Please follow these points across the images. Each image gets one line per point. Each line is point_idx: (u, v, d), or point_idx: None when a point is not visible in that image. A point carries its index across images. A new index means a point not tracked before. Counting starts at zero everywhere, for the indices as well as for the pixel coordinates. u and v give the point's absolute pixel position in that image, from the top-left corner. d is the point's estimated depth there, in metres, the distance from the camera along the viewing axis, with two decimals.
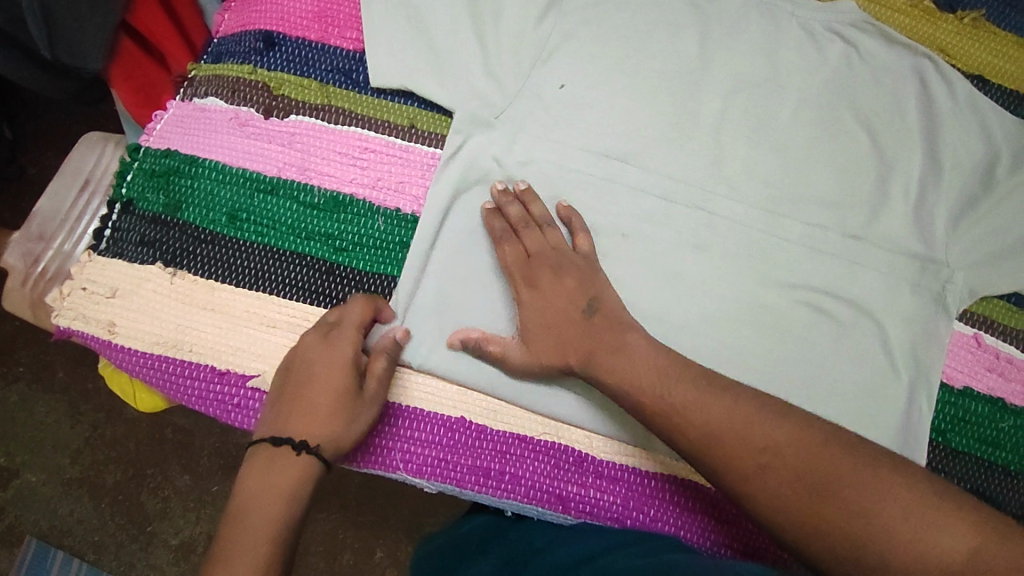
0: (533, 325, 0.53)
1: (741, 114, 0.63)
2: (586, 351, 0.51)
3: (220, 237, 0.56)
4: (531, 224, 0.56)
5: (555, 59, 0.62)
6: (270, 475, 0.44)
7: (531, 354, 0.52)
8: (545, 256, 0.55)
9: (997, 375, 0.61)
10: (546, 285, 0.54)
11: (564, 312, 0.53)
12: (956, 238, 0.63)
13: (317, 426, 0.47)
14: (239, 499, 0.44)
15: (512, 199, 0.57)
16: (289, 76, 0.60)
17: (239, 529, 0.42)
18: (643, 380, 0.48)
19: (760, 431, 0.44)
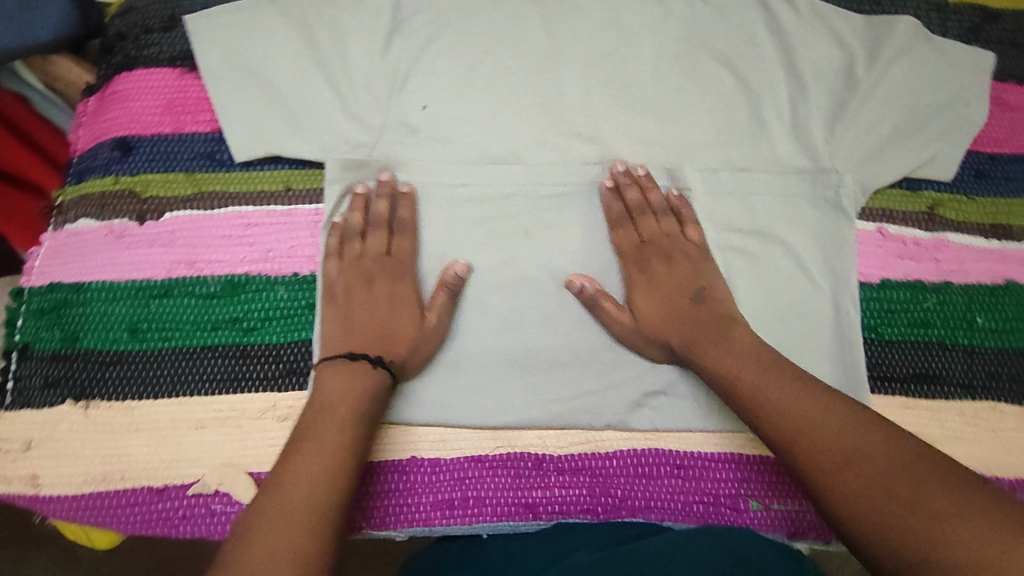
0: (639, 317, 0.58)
1: (605, 87, 0.63)
2: (692, 337, 0.56)
3: (125, 354, 0.55)
4: (400, 225, 0.59)
5: (412, 83, 0.61)
6: (348, 382, 0.51)
7: (642, 330, 0.57)
8: (658, 243, 0.60)
9: (909, 260, 0.63)
10: (659, 271, 0.59)
11: (694, 298, 0.58)
12: (839, 143, 0.64)
13: (389, 344, 0.55)
14: (317, 406, 0.50)
15: (384, 194, 0.59)
16: (153, 174, 0.59)
17: (322, 431, 0.48)
18: (746, 373, 0.52)
19: (820, 429, 0.46)
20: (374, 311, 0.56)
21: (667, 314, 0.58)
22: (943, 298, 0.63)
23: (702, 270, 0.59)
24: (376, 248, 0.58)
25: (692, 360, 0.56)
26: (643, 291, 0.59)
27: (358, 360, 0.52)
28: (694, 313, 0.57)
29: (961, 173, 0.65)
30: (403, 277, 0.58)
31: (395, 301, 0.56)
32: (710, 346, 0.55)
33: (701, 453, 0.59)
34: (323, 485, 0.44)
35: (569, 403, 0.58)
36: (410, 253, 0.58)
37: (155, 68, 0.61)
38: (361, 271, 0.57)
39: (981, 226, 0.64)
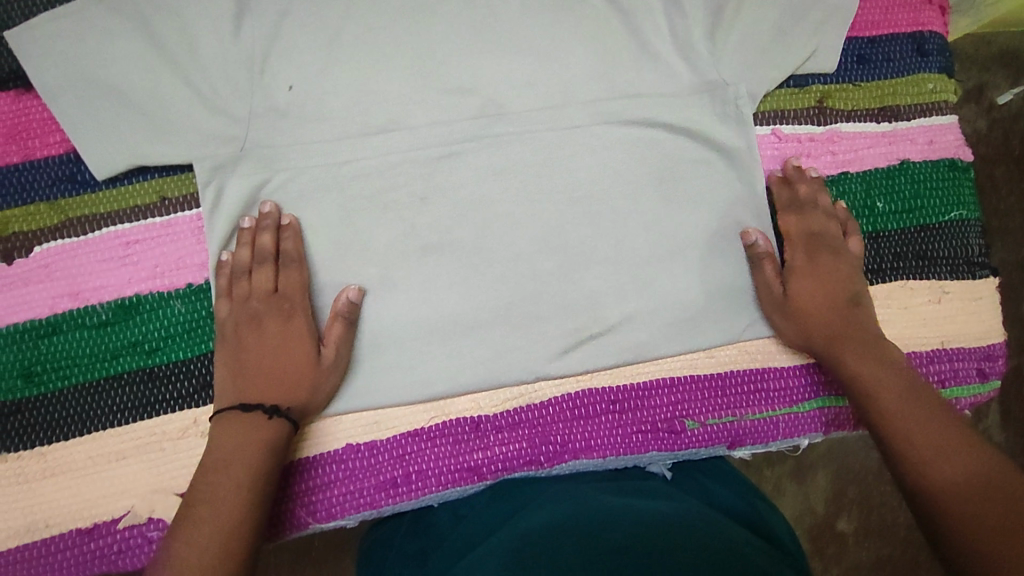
0: (808, 295, 0.57)
1: (477, 34, 0.60)
2: (866, 329, 0.56)
3: (25, 401, 0.53)
4: (285, 258, 0.55)
5: (274, 65, 0.57)
6: (240, 438, 0.50)
7: (805, 291, 0.57)
8: (827, 237, 0.59)
9: (807, 157, 0.64)
10: (821, 261, 0.58)
11: (834, 294, 0.57)
12: (721, 52, 0.61)
13: (276, 393, 0.52)
14: (209, 462, 0.49)
15: (263, 227, 0.55)
16: (12, 210, 0.55)
17: (208, 493, 0.47)
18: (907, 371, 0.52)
19: (928, 427, 0.48)
20: (265, 355, 0.53)
21: (829, 311, 0.57)
22: (844, 190, 0.63)
23: (854, 282, 0.58)
24: (263, 285, 0.54)
25: (833, 358, 0.55)
26: (805, 275, 0.58)
27: (250, 414, 0.51)
28: (849, 315, 0.56)
29: (845, 61, 0.64)
30: (295, 314, 0.54)
31: (287, 346, 0.53)
32: (855, 353, 0.54)
33: (631, 385, 0.59)
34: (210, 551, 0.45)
35: (493, 362, 0.57)
36: (299, 288, 0.55)
37: None
38: (249, 311, 0.54)
39: (870, 110, 0.64)
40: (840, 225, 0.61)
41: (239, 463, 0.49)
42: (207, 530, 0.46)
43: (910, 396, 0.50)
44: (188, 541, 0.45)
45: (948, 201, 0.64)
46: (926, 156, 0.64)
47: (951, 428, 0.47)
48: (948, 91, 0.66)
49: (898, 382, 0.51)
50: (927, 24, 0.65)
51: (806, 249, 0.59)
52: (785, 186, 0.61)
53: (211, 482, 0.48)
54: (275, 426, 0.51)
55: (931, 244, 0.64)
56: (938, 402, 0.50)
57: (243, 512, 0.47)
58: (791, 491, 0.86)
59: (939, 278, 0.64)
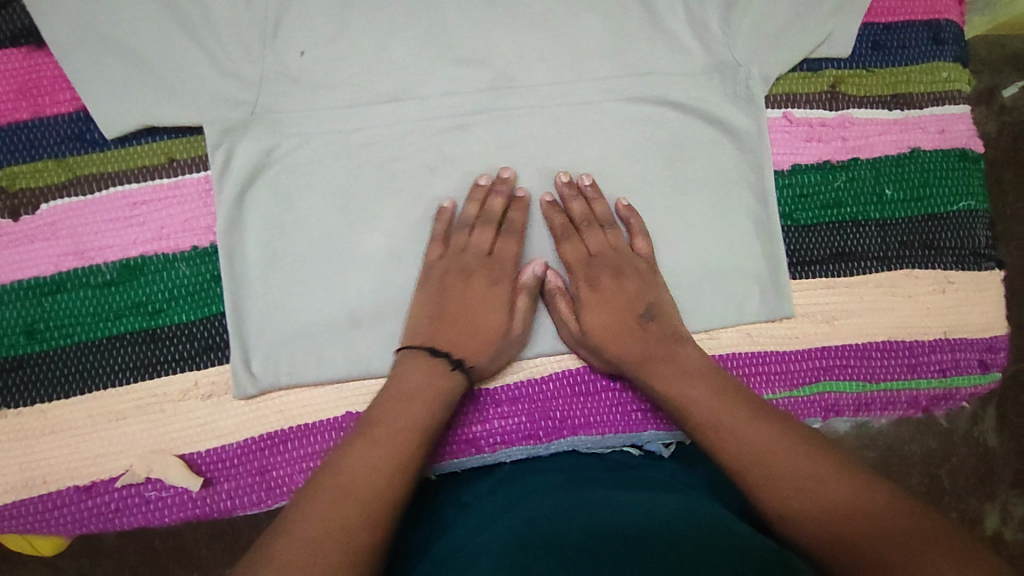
0: (598, 327, 0.54)
1: (490, 6, 0.60)
2: (642, 360, 0.53)
3: (27, 357, 0.53)
4: (512, 226, 0.57)
5: (285, 30, 0.57)
6: (432, 376, 0.49)
7: (587, 325, 0.55)
8: (607, 255, 0.56)
9: (817, 142, 0.63)
10: (604, 285, 0.56)
11: (625, 313, 0.55)
12: (735, 32, 0.60)
13: (473, 345, 0.53)
14: (386, 394, 0.48)
15: (491, 192, 0.57)
16: (20, 165, 0.55)
17: (387, 422, 0.45)
18: (707, 409, 0.48)
19: (788, 454, 0.43)
20: (468, 308, 0.54)
21: (633, 339, 0.54)
22: (853, 176, 0.63)
23: (650, 287, 0.56)
24: (480, 244, 0.56)
25: (643, 380, 0.53)
26: (594, 307, 0.55)
27: (437, 360, 0.50)
28: (648, 334, 0.54)
29: (859, 47, 0.64)
30: (502, 280, 0.55)
31: (483, 310, 0.54)
32: (659, 366, 0.52)
33: None
34: (365, 485, 0.41)
35: None
36: (513, 259, 0.56)
37: None
38: (461, 264, 0.55)
39: (883, 97, 0.64)
40: (620, 233, 0.58)
41: (427, 399, 0.48)
42: (384, 460, 0.43)
43: (739, 421, 0.46)
44: (355, 467, 0.42)
45: (957, 191, 0.64)
46: (937, 145, 0.64)
47: (784, 455, 0.43)
48: (962, 81, 0.65)
49: (719, 407, 0.48)
50: (944, 13, 0.65)
51: (590, 276, 0.56)
52: (558, 210, 0.57)
53: (388, 415, 0.46)
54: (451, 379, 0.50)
55: (938, 233, 0.63)
56: (801, 431, 0.45)
57: (413, 453, 0.44)
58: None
59: (945, 267, 0.63)
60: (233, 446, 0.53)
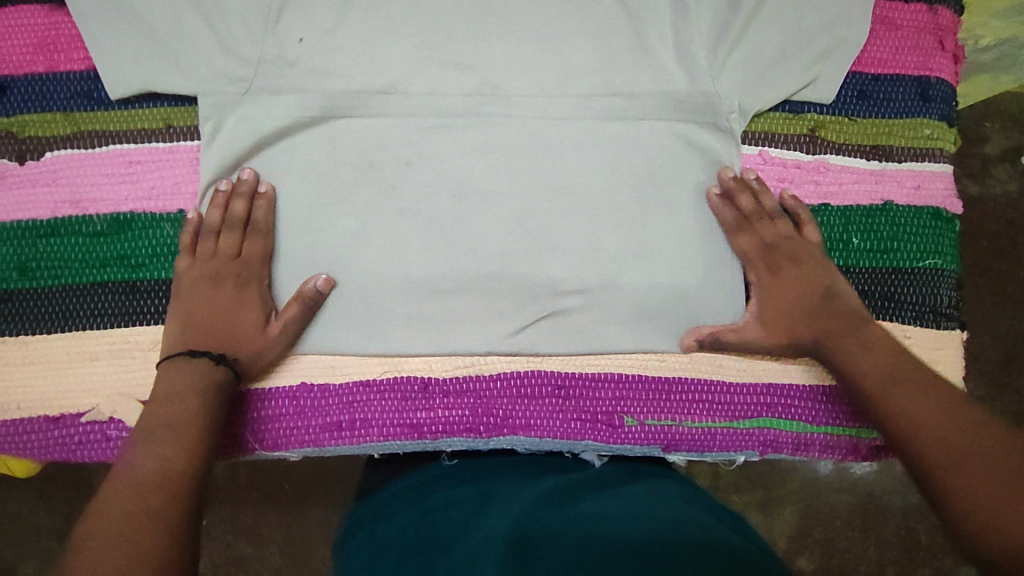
0: (770, 310, 0.60)
1: (485, 14, 0.62)
2: (823, 331, 0.58)
3: (16, 292, 0.57)
4: (233, 228, 0.57)
5: (288, 16, 0.60)
6: (182, 379, 0.52)
7: (766, 329, 0.60)
8: (783, 246, 0.61)
9: (791, 183, 0.64)
10: (784, 271, 0.60)
11: (798, 301, 0.59)
12: (722, 64, 0.63)
13: (235, 346, 0.55)
14: (155, 399, 0.51)
15: (235, 195, 0.57)
16: (31, 115, 0.59)
17: (162, 414, 0.49)
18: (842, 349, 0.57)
19: (929, 409, 0.50)
20: (207, 323, 0.55)
21: (807, 315, 0.59)
22: (823, 221, 0.64)
23: (824, 270, 0.60)
24: (227, 249, 0.57)
25: (828, 356, 0.58)
26: (770, 294, 0.60)
27: (200, 358, 0.53)
28: (823, 312, 0.59)
29: (844, 94, 0.65)
30: (253, 283, 0.57)
31: (244, 309, 0.56)
32: (854, 345, 0.57)
33: (579, 373, 0.61)
34: (158, 475, 0.45)
35: (447, 328, 0.59)
36: (261, 258, 0.57)
37: (24, 6, 0.60)
38: (210, 271, 0.56)
39: (861, 147, 0.65)
40: (789, 221, 0.62)
41: (194, 394, 0.51)
42: (167, 455, 0.47)
43: (902, 376, 0.53)
44: (143, 463, 0.46)
45: (924, 248, 0.65)
46: (911, 200, 0.65)
47: (939, 407, 0.50)
48: (945, 140, 0.66)
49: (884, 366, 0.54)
50: (936, 70, 0.66)
51: (767, 261, 0.61)
52: (727, 204, 0.62)
53: (157, 417, 0.49)
54: (210, 369, 0.53)
55: (899, 287, 0.64)
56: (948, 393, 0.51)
57: (188, 441, 0.48)
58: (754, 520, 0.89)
59: (902, 321, 0.64)
60: None
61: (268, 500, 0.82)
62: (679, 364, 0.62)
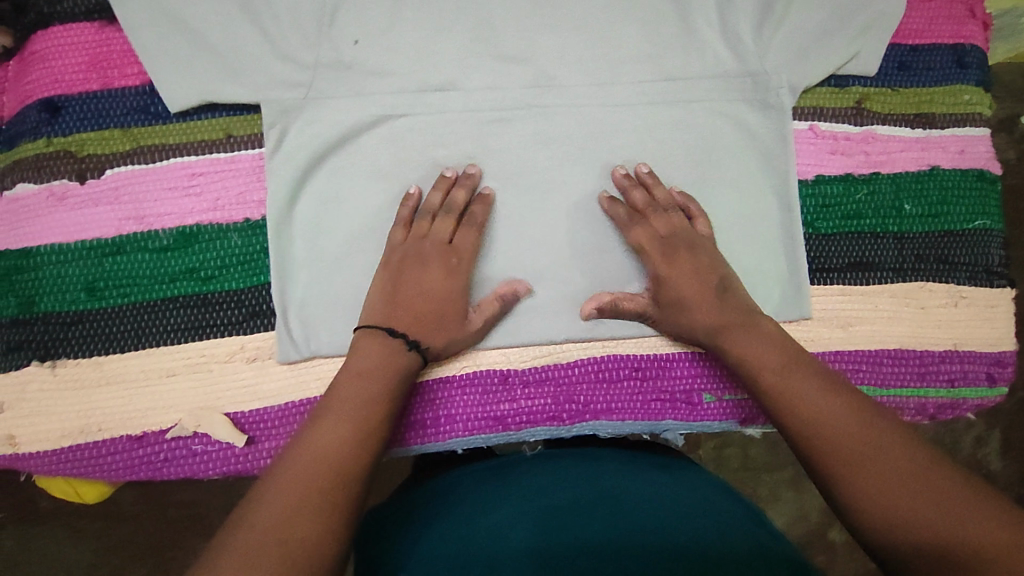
0: (684, 287, 0.57)
1: (533, 8, 0.63)
2: (718, 325, 0.55)
3: (86, 313, 0.56)
4: (453, 211, 0.58)
5: (341, 21, 0.61)
6: (372, 360, 0.51)
7: (671, 312, 0.57)
8: (682, 234, 0.59)
9: (841, 155, 0.66)
10: (681, 261, 0.57)
11: (700, 284, 0.57)
12: (767, 43, 0.65)
13: (432, 334, 0.55)
14: (349, 369, 0.51)
15: (458, 187, 0.59)
16: (88, 133, 0.59)
17: (339, 396, 0.49)
18: (761, 355, 0.52)
19: (856, 431, 0.45)
20: (451, 298, 0.56)
21: (709, 307, 0.56)
22: (875, 190, 0.66)
23: (720, 261, 0.58)
24: (443, 234, 0.58)
25: (720, 346, 0.55)
26: (679, 277, 0.57)
27: (396, 341, 0.53)
28: (724, 302, 0.56)
29: (885, 66, 0.67)
30: (461, 270, 0.57)
31: (443, 297, 0.56)
32: (741, 333, 0.54)
33: (656, 354, 0.61)
34: (338, 459, 0.44)
35: (523, 318, 0.60)
36: (473, 249, 0.58)
37: (73, 25, 0.60)
38: (417, 252, 0.57)
39: (905, 115, 0.67)
40: (683, 215, 0.60)
41: (388, 381, 0.50)
42: (347, 437, 0.46)
43: (831, 406, 0.47)
44: (324, 440, 0.45)
45: (973, 209, 0.66)
46: (956, 164, 0.67)
47: (858, 447, 0.44)
48: (984, 104, 0.68)
49: (810, 389, 0.48)
50: (969, 37, 0.68)
51: (663, 248, 0.58)
52: (618, 205, 0.60)
53: (343, 394, 0.49)
54: (407, 361, 0.52)
55: (953, 249, 0.66)
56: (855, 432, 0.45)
57: (377, 424, 0.48)
58: (787, 497, 0.89)
59: (958, 282, 0.66)
60: (275, 408, 0.57)
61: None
62: None
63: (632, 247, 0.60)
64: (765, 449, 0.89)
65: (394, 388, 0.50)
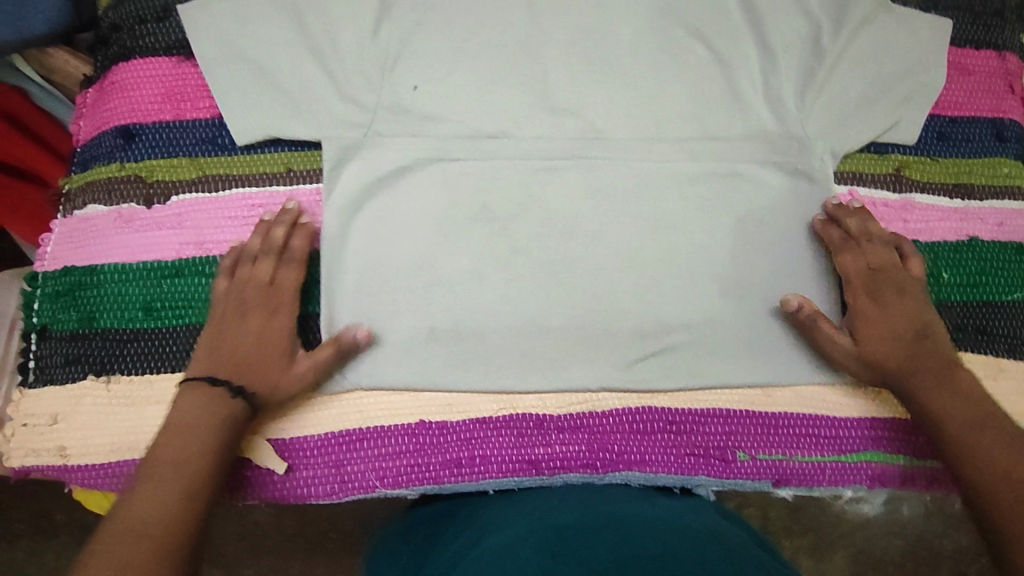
0: (870, 333, 0.60)
1: (586, 66, 0.65)
2: (925, 370, 0.58)
3: (142, 331, 0.59)
4: (285, 253, 0.59)
5: (402, 66, 0.64)
6: (203, 408, 0.52)
7: (865, 347, 0.60)
8: (890, 273, 0.62)
9: (879, 221, 0.67)
10: (889, 300, 0.61)
11: (905, 329, 0.60)
12: (808, 110, 0.67)
13: (253, 377, 0.55)
14: (179, 416, 0.52)
15: (279, 222, 0.59)
16: (158, 160, 0.62)
17: (161, 450, 0.50)
18: (940, 402, 0.56)
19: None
20: (274, 350, 0.56)
21: (903, 351, 0.59)
22: (914, 256, 0.66)
23: (925, 308, 0.61)
24: (263, 275, 0.58)
25: (907, 394, 0.58)
26: (869, 319, 0.61)
27: (218, 390, 0.53)
28: (920, 347, 0.59)
29: (925, 136, 0.69)
30: (280, 312, 0.57)
31: (269, 343, 0.56)
32: (931, 383, 0.57)
33: (690, 409, 0.62)
34: (155, 517, 0.45)
35: (559, 365, 0.62)
36: (293, 286, 0.58)
37: (153, 59, 0.64)
38: (239, 298, 0.57)
39: (944, 185, 0.68)
40: (897, 254, 0.63)
41: (210, 428, 0.51)
42: (171, 489, 0.47)
43: (973, 416, 0.54)
44: (143, 501, 0.46)
45: (1011, 282, 0.67)
46: (995, 236, 0.67)
47: (989, 430, 0.53)
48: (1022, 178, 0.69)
49: (940, 371, 0.57)
50: (1008, 112, 0.70)
51: (868, 288, 0.62)
52: (832, 227, 0.64)
53: (163, 456, 0.49)
54: (231, 404, 0.53)
55: (991, 320, 0.66)
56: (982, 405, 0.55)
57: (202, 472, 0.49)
58: (809, 566, 0.87)
59: (996, 354, 0.66)
60: (315, 438, 0.59)
61: (341, 545, 0.82)
62: (789, 399, 0.63)
63: (767, 237, 0.66)
64: (788, 514, 0.88)
65: (209, 435, 0.51)
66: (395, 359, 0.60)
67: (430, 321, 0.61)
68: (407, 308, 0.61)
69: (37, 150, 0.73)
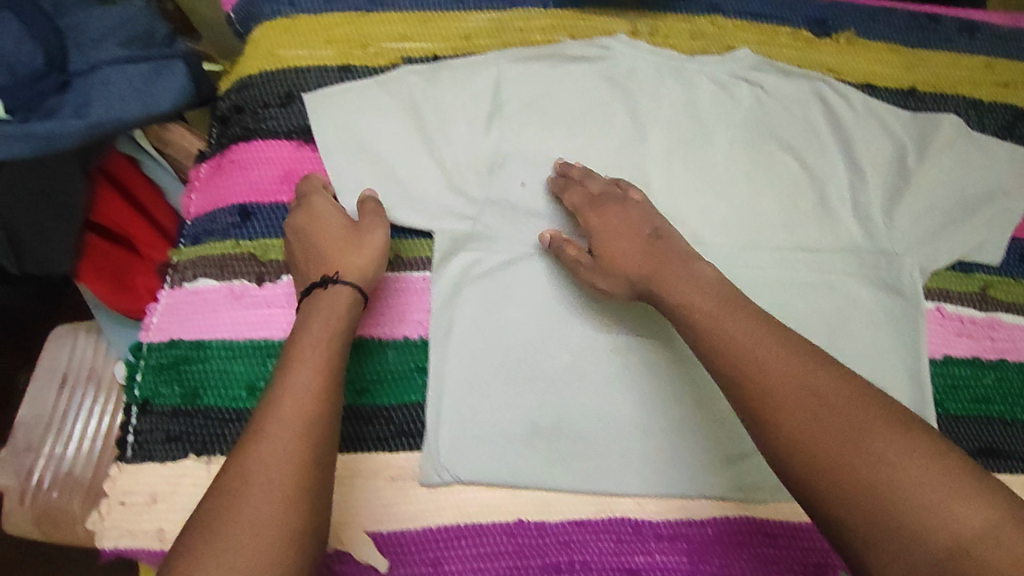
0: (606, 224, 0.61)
1: (685, 174, 0.69)
2: (654, 271, 0.57)
3: (245, 411, 0.59)
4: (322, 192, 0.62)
5: (509, 163, 0.66)
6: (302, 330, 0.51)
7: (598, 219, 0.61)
8: (612, 192, 0.64)
9: (968, 337, 0.68)
10: (607, 212, 0.62)
11: (633, 233, 0.60)
12: (896, 227, 0.69)
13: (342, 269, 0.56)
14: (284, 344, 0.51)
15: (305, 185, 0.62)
16: (272, 240, 0.64)
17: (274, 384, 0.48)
18: (702, 322, 0.53)
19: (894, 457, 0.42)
20: (332, 227, 0.58)
21: (641, 256, 0.59)
22: (1003, 376, 0.68)
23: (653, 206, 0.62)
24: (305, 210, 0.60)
25: (650, 291, 0.57)
26: (604, 228, 0.61)
27: (313, 301, 0.54)
28: (654, 246, 0.59)
29: (1009, 258, 0.70)
30: (328, 217, 0.59)
31: (333, 232, 0.58)
32: (672, 278, 0.56)
33: (790, 521, 0.61)
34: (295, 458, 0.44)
35: (659, 467, 0.61)
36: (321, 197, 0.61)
37: (274, 142, 0.66)
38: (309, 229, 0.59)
39: None
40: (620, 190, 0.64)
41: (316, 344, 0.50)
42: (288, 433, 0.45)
43: (793, 374, 0.47)
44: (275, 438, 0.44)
45: None
46: None
47: (862, 436, 0.43)
48: None
49: (788, 360, 0.48)
50: None
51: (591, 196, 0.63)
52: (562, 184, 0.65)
53: (280, 388, 0.47)
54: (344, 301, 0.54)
55: None
56: (823, 359, 0.48)
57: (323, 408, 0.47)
58: None
59: None
60: (414, 532, 0.59)
61: None
62: None
63: (858, 347, 0.67)
64: None
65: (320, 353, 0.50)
66: (495, 455, 0.61)
67: (531, 418, 0.62)
68: (510, 403, 0.62)
69: (145, 223, 0.77)
